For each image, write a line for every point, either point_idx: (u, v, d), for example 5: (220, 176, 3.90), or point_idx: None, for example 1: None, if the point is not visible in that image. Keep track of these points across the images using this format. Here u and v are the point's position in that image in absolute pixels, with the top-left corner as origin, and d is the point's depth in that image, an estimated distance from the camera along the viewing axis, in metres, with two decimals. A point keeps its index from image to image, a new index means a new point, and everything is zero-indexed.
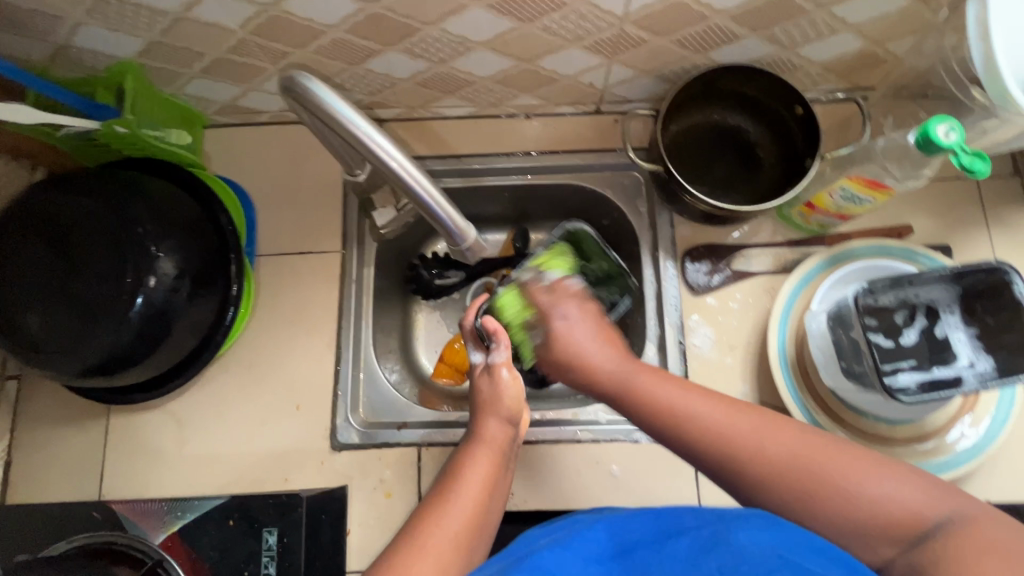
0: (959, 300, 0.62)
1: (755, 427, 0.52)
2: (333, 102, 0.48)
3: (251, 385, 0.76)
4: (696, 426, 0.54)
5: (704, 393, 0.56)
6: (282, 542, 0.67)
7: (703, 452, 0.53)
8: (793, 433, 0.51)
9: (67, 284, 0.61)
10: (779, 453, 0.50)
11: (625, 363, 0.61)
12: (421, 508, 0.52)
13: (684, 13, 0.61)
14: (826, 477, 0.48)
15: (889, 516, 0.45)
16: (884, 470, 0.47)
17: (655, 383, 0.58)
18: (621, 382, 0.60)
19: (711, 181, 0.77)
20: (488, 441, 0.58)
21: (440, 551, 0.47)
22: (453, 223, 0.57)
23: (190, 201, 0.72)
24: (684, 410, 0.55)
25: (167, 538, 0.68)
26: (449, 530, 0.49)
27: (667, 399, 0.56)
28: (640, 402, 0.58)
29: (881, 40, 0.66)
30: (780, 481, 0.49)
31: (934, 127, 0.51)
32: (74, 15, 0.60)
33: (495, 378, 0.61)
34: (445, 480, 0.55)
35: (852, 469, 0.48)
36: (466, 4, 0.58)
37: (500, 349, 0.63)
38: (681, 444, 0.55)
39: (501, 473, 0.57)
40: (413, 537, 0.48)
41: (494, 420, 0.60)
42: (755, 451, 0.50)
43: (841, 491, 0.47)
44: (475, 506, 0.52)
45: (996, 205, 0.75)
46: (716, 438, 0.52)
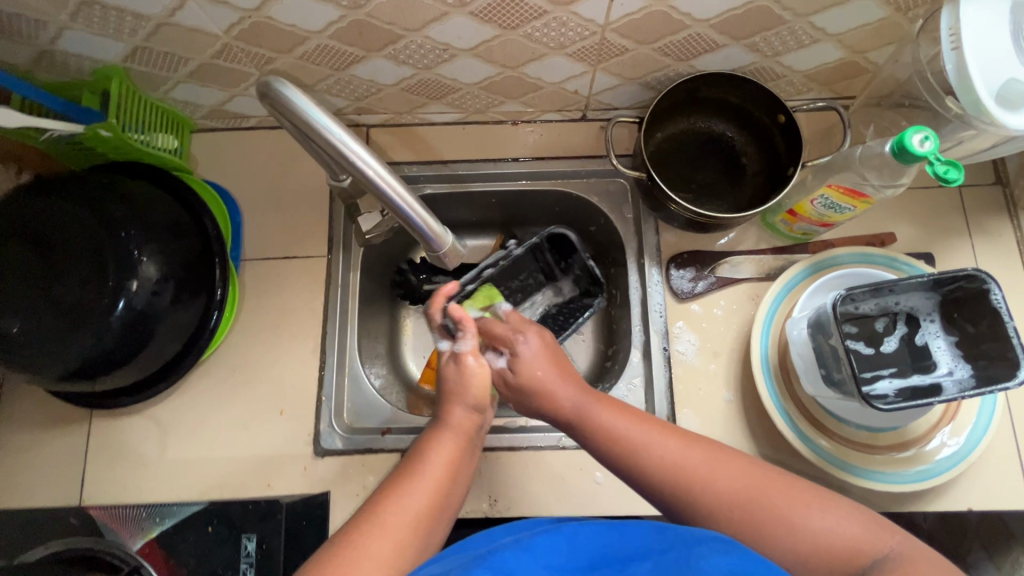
0: (940, 309, 0.63)
1: (702, 463, 0.53)
2: (308, 110, 0.47)
3: (234, 390, 0.76)
4: (647, 457, 0.54)
5: (659, 429, 0.56)
6: (262, 548, 0.66)
7: (648, 482, 0.53)
8: (734, 471, 0.52)
9: (46, 289, 0.61)
10: (723, 488, 0.51)
11: (583, 396, 0.60)
12: (384, 488, 0.52)
13: (665, 22, 0.61)
14: (768, 510, 0.49)
15: (828, 550, 0.47)
16: (827, 507, 0.49)
17: (611, 414, 0.58)
18: (578, 412, 0.59)
19: (695, 188, 0.77)
20: (457, 430, 0.58)
21: (395, 531, 0.48)
22: (432, 231, 0.56)
23: (173, 205, 0.72)
24: (638, 442, 0.55)
25: (144, 545, 0.68)
26: (410, 513, 0.50)
27: (621, 431, 0.56)
28: (594, 430, 0.58)
29: (860, 50, 0.66)
30: (723, 515, 0.50)
31: (909, 136, 0.52)
32: (57, 20, 0.60)
33: (463, 366, 0.61)
34: (410, 461, 0.55)
35: (795, 501, 0.49)
36: (448, 12, 0.59)
37: (466, 338, 0.63)
38: (628, 472, 0.55)
39: (467, 460, 0.58)
40: (374, 516, 0.49)
41: (460, 408, 0.59)
42: (699, 488, 0.51)
43: (778, 519, 0.48)
44: (437, 491, 0.52)
45: (977, 214, 0.76)
46: (663, 468, 0.53)
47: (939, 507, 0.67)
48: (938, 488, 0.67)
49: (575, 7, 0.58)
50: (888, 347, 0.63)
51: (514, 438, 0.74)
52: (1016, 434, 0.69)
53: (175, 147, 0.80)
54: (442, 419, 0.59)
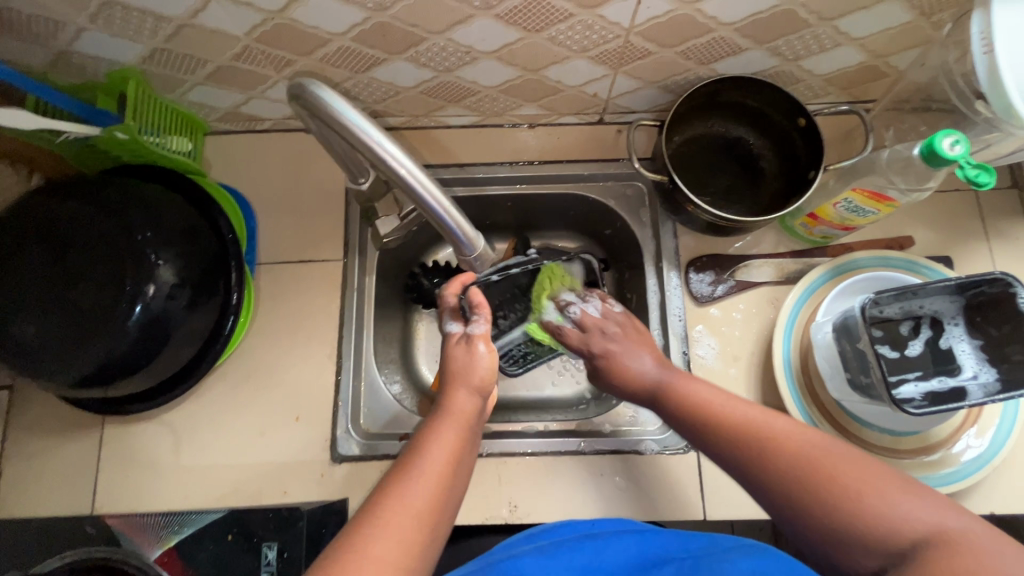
0: (964, 312, 0.62)
1: (784, 426, 0.53)
2: (344, 111, 0.47)
3: (249, 395, 0.75)
4: (726, 420, 0.56)
5: (736, 397, 0.59)
6: (283, 557, 0.63)
7: (726, 444, 0.55)
8: (813, 433, 0.52)
9: (62, 293, 0.60)
10: (797, 449, 0.51)
11: (664, 372, 0.65)
12: (384, 482, 0.49)
13: (690, 25, 0.61)
14: (831, 479, 0.48)
15: (893, 529, 0.44)
16: (894, 491, 0.46)
17: (696, 385, 0.61)
18: (658, 386, 0.64)
19: (713, 192, 0.77)
20: (457, 416, 0.56)
21: (404, 527, 0.45)
22: (464, 231, 0.55)
23: (189, 208, 0.71)
24: (717, 407, 0.58)
25: (162, 553, 0.64)
26: (412, 506, 0.46)
27: (704, 397, 0.59)
28: (674, 400, 0.61)
29: (881, 53, 0.66)
30: (792, 476, 0.50)
31: (940, 139, 0.52)
32: (76, 21, 0.59)
33: (473, 347, 0.62)
34: (411, 451, 0.52)
35: (863, 477, 0.47)
36: (474, 14, 0.58)
37: (480, 321, 0.64)
38: (708, 436, 0.57)
39: (469, 448, 0.55)
40: (375, 512, 0.46)
41: (463, 392, 0.59)
42: (772, 446, 0.52)
43: (839, 491, 0.47)
44: (440, 479, 0.49)
45: (995, 217, 0.76)
46: (739, 428, 0.55)
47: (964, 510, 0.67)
48: (960, 492, 0.67)
49: (601, 10, 0.58)
50: (913, 351, 0.63)
51: (533, 443, 0.73)
52: None
53: (188, 150, 0.79)
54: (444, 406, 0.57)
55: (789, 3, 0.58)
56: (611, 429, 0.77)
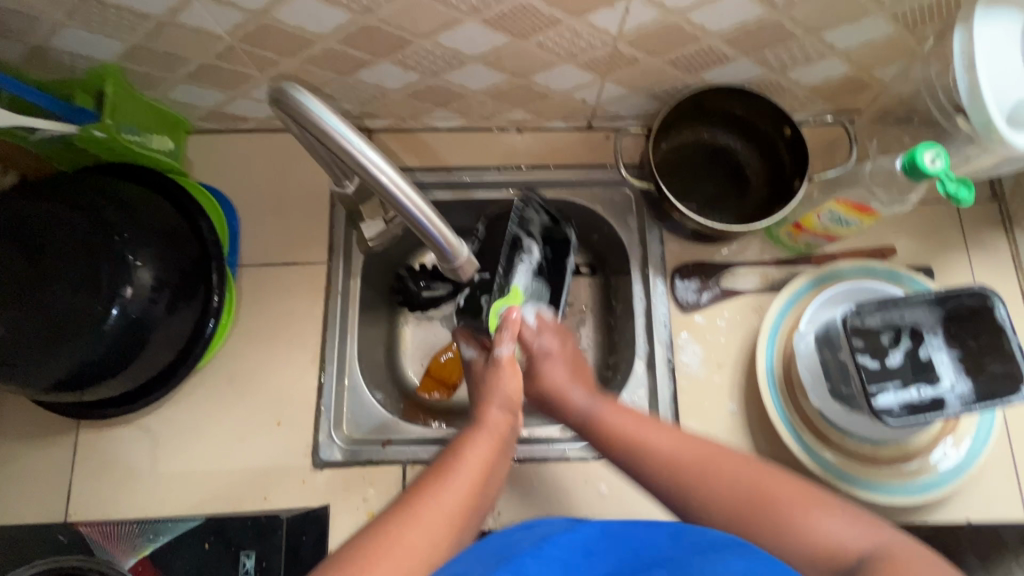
0: (942, 323, 0.63)
1: (712, 451, 0.56)
2: (324, 117, 0.46)
3: (230, 399, 0.74)
4: (655, 450, 0.57)
5: (659, 427, 0.59)
6: (261, 566, 0.64)
7: (656, 479, 0.56)
8: (738, 463, 0.54)
9: (35, 295, 0.58)
10: (727, 472, 0.53)
11: (596, 401, 0.64)
12: (421, 482, 0.52)
13: (678, 34, 0.61)
14: (765, 504, 0.50)
15: (822, 545, 0.48)
16: (820, 510, 0.50)
17: (620, 417, 0.62)
18: (587, 416, 0.63)
19: (700, 199, 0.78)
20: (494, 430, 0.59)
21: (435, 522, 0.48)
22: (446, 240, 0.55)
23: (169, 209, 0.70)
24: (641, 440, 0.59)
25: (138, 562, 0.65)
26: (446, 506, 0.49)
27: (628, 429, 0.60)
28: (603, 430, 0.61)
29: (866, 65, 0.67)
30: (728, 502, 0.52)
31: (921, 153, 0.53)
32: (53, 17, 0.58)
33: (500, 370, 0.63)
34: (448, 458, 0.55)
35: (799, 498, 0.51)
36: (461, 18, 0.58)
37: (503, 343, 0.65)
38: (634, 468, 0.58)
39: (500, 462, 0.58)
40: (409, 507, 0.49)
41: (495, 408, 0.61)
42: (701, 475, 0.54)
43: (779, 514, 0.50)
44: (472, 487, 0.52)
45: (975, 229, 0.77)
46: (662, 463, 0.56)
47: (941, 518, 0.68)
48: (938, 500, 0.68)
49: (589, 17, 0.58)
50: (893, 361, 0.62)
51: (518, 449, 0.73)
52: (1012, 448, 0.70)
53: (170, 149, 0.77)
54: (481, 418, 0.60)
55: (776, 14, 0.59)
56: None
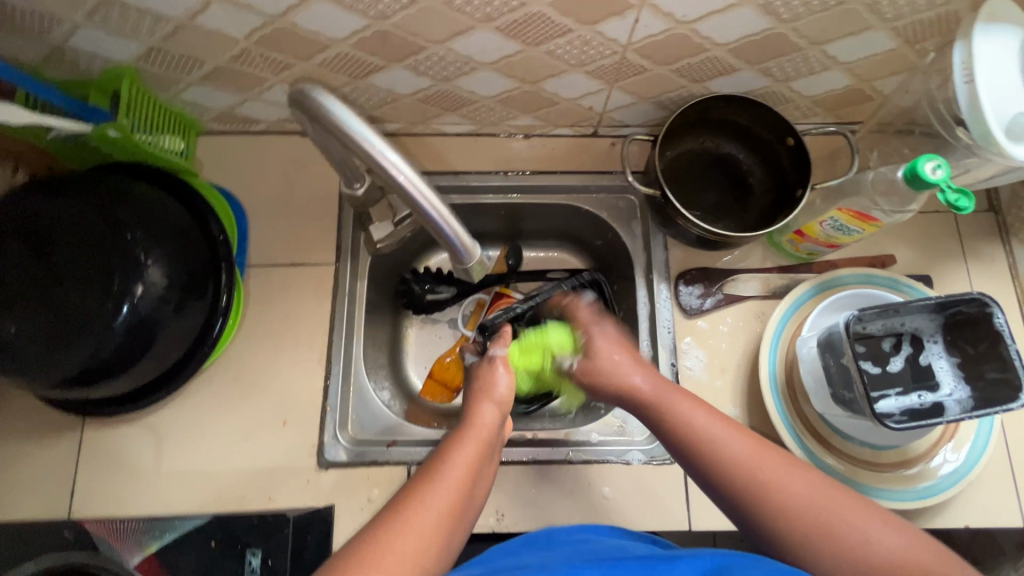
0: (943, 331, 0.64)
1: (776, 469, 0.53)
2: (346, 120, 0.48)
3: (235, 398, 0.74)
4: (720, 459, 0.55)
5: (732, 426, 0.57)
6: (266, 564, 0.64)
7: (723, 482, 0.54)
8: (802, 476, 0.53)
9: (48, 292, 0.58)
10: (792, 495, 0.52)
11: (660, 391, 0.62)
12: (408, 487, 0.51)
13: (684, 44, 0.63)
14: (830, 517, 0.50)
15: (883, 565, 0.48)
16: (868, 519, 0.50)
17: (691, 408, 0.59)
18: (653, 403, 0.62)
19: (703, 206, 0.79)
20: (481, 430, 0.57)
21: (423, 527, 0.47)
22: (462, 241, 0.56)
23: (179, 208, 0.70)
24: (715, 440, 0.56)
25: (144, 559, 0.64)
26: (432, 510, 0.48)
27: (701, 428, 0.57)
28: (669, 421, 0.59)
29: (868, 78, 0.69)
30: (788, 520, 0.51)
31: (922, 164, 0.55)
32: (72, 18, 0.59)
33: (495, 366, 0.66)
34: (435, 461, 0.54)
35: (854, 511, 0.50)
36: (474, 26, 0.59)
37: (501, 345, 0.69)
38: (693, 461, 0.56)
39: (487, 463, 0.57)
40: (400, 512, 0.48)
41: (486, 405, 0.60)
42: (765, 490, 0.52)
43: (831, 527, 0.50)
44: (459, 490, 0.51)
45: (972, 239, 0.78)
46: (735, 467, 0.54)
47: (941, 523, 0.68)
48: (938, 505, 0.69)
49: (599, 27, 0.59)
50: (893, 367, 0.65)
51: (524, 451, 0.73)
52: (1010, 454, 0.71)
53: (181, 149, 0.78)
54: (471, 419, 0.59)
55: (781, 27, 0.60)
56: (599, 439, 0.76)
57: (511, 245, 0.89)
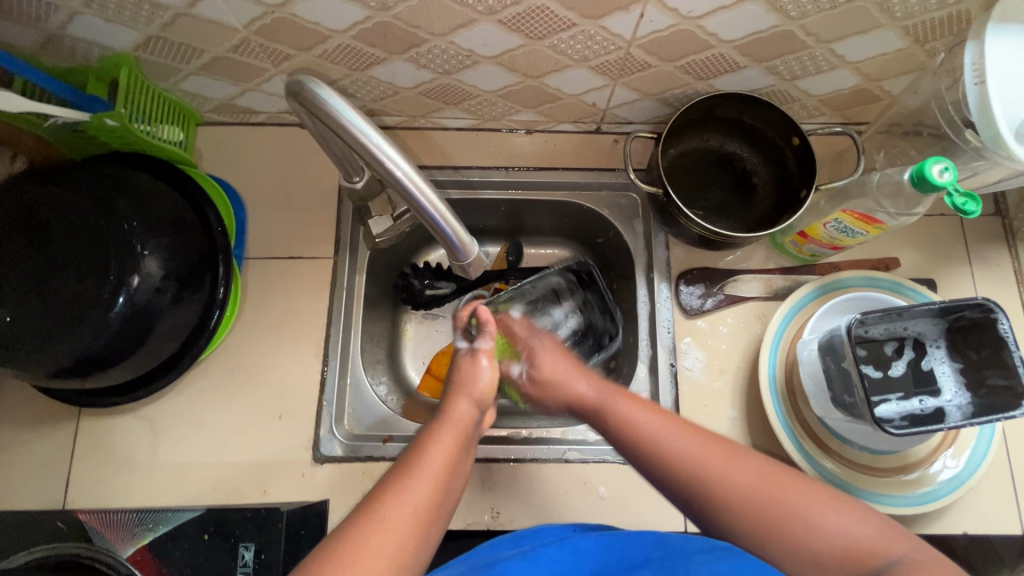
0: (946, 335, 0.63)
1: (723, 454, 0.52)
2: (344, 112, 0.47)
3: (232, 391, 0.74)
4: (665, 455, 0.53)
5: (674, 422, 0.55)
6: (259, 558, 0.61)
7: (663, 475, 0.53)
8: (751, 462, 0.51)
9: (42, 283, 0.58)
10: (737, 484, 0.50)
11: (603, 390, 0.61)
12: (383, 481, 0.48)
13: (691, 40, 0.61)
14: (779, 506, 0.48)
15: (842, 549, 0.46)
16: (818, 505, 0.48)
17: (629, 406, 0.58)
18: (595, 404, 0.61)
19: (706, 205, 0.78)
20: (458, 425, 0.56)
21: (400, 526, 0.44)
22: (460, 239, 0.55)
23: (177, 199, 0.70)
24: (655, 438, 0.54)
25: (137, 551, 0.63)
26: (412, 504, 0.46)
27: (640, 424, 0.56)
28: (611, 421, 0.58)
29: (875, 78, 0.68)
30: (744, 509, 0.49)
31: (929, 166, 0.54)
32: (69, 5, 0.58)
33: (477, 361, 0.64)
34: (409, 457, 0.51)
35: (803, 499, 0.49)
36: (476, 18, 0.58)
37: (485, 337, 0.66)
38: (632, 456, 0.56)
39: (465, 458, 0.55)
40: (374, 509, 0.45)
41: (463, 402, 0.59)
42: (711, 484, 0.50)
43: (780, 515, 0.48)
44: (436, 485, 0.48)
45: (978, 243, 0.77)
46: (682, 465, 0.52)
47: (940, 530, 0.68)
48: (937, 512, 0.68)
49: (603, 22, 0.58)
50: (896, 371, 0.64)
51: (520, 449, 0.73)
52: (1010, 461, 0.70)
53: (180, 139, 0.78)
54: (446, 413, 0.58)
55: (789, 24, 0.59)
56: (595, 440, 0.75)
57: (510, 242, 0.91)
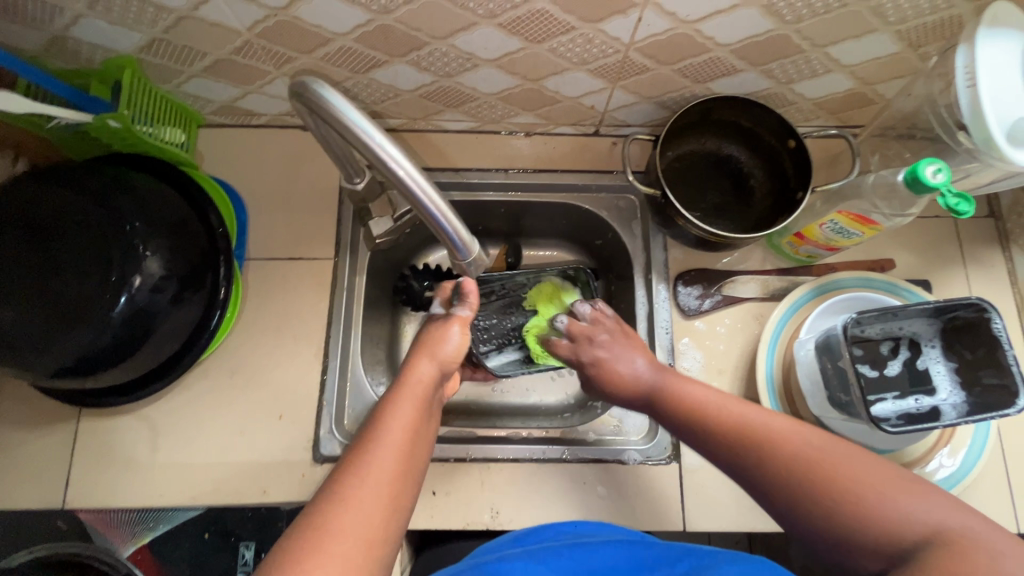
0: (941, 335, 0.64)
1: (781, 428, 0.52)
2: (348, 112, 0.48)
3: (232, 391, 0.74)
4: (726, 425, 0.55)
5: (737, 400, 0.57)
6: (258, 558, 0.66)
7: (720, 445, 0.55)
8: (812, 434, 0.51)
9: (45, 284, 0.58)
10: (790, 454, 0.50)
11: (660, 374, 0.64)
12: (345, 459, 0.48)
13: (688, 44, 0.62)
14: (831, 480, 0.47)
15: (897, 528, 0.44)
16: (882, 482, 0.46)
17: (692, 386, 0.60)
18: (654, 388, 0.63)
19: (704, 206, 0.79)
20: (415, 391, 0.55)
21: (366, 499, 0.44)
22: (461, 237, 0.55)
23: (179, 201, 0.70)
24: (716, 411, 0.56)
25: (136, 550, 0.67)
26: (375, 480, 0.46)
27: (701, 402, 0.58)
28: (671, 399, 0.60)
29: (870, 81, 0.69)
30: (795, 477, 0.49)
31: (923, 167, 0.54)
32: (74, 8, 0.59)
33: (447, 326, 0.63)
34: (369, 430, 0.51)
35: (863, 473, 0.47)
36: (477, 22, 0.59)
37: (465, 306, 0.65)
38: (692, 431, 0.58)
39: (427, 423, 0.54)
40: (338, 486, 0.45)
41: (423, 367, 0.58)
42: (765, 451, 0.51)
43: (832, 488, 0.47)
44: (400, 457, 0.48)
45: (972, 244, 0.78)
46: (740, 433, 0.54)
47: None
48: None
49: (602, 25, 0.59)
50: (891, 370, 0.65)
51: (519, 449, 0.73)
52: (1006, 460, 0.71)
53: (182, 141, 0.78)
54: (406, 376, 0.57)
55: (785, 28, 0.60)
56: (595, 437, 0.77)
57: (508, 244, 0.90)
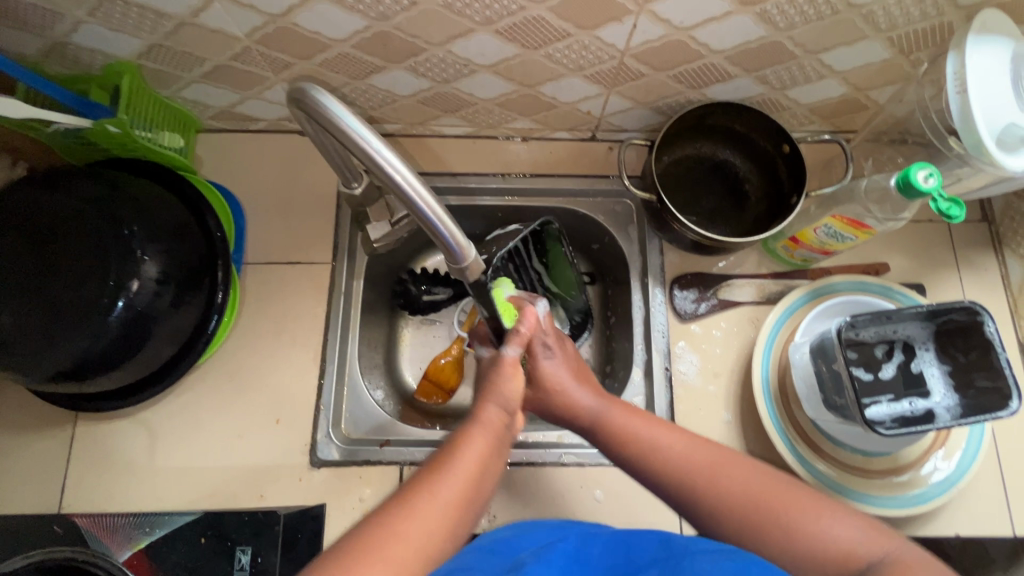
0: (934, 338, 0.64)
1: (718, 459, 0.54)
2: (345, 118, 0.48)
3: (229, 395, 0.74)
4: (661, 458, 0.55)
5: (666, 427, 0.58)
6: (256, 562, 0.62)
7: (657, 479, 0.55)
8: (749, 466, 0.53)
9: (43, 288, 0.59)
10: (732, 490, 0.52)
11: (604, 402, 0.61)
12: (415, 475, 0.49)
13: (683, 51, 0.63)
14: (775, 510, 0.50)
15: (833, 554, 0.47)
16: (816, 511, 0.49)
17: (624, 415, 0.59)
18: (593, 416, 0.60)
19: (700, 211, 0.79)
20: (491, 426, 0.54)
21: (431, 519, 0.45)
22: (459, 242, 0.56)
23: (179, 206, 0.70)
24: (651, 440, 0.57)
25: (133, 555, 0.63)
26: (443, 500, 0.47)
27: (633, 430, 0.58)
28: (609, 430, 0.59)
29: (862, 87, 0.70)
30: (738, 511, 0.51)
31: (914, 172, 0.55)
32: (73, 14, 0.59)
33: (502, 366, 0.58)
34: (442, 453, 0.51)
35: (799, 505, 0.50)
36: (474, 28, 0.60)
37: (514, 343, 0.59)
38: (629, 462, 0.57)
39: (499, 457, 0.54)
40: (406, 500, 0.46)
41: (495, 405, 0.56)
42: (706, 487, 0.53)
43: (777, 518, 0.49)
44: (469, 483, 0.49)
45: (965, 248, 0.79)
46: (674, 468, 0.54)
47: (931, 531, 0.69)
48: (929, 514, 0.69)
49: (598, 32, 0.60)
50: (885, 374, 0.64)
51: (516, 452, 0.74)
52: (1001, 463, 0.71)
53: (180, 147, 0.79)
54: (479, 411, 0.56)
55: (778, 35, 0.61)
56: None
57: None
